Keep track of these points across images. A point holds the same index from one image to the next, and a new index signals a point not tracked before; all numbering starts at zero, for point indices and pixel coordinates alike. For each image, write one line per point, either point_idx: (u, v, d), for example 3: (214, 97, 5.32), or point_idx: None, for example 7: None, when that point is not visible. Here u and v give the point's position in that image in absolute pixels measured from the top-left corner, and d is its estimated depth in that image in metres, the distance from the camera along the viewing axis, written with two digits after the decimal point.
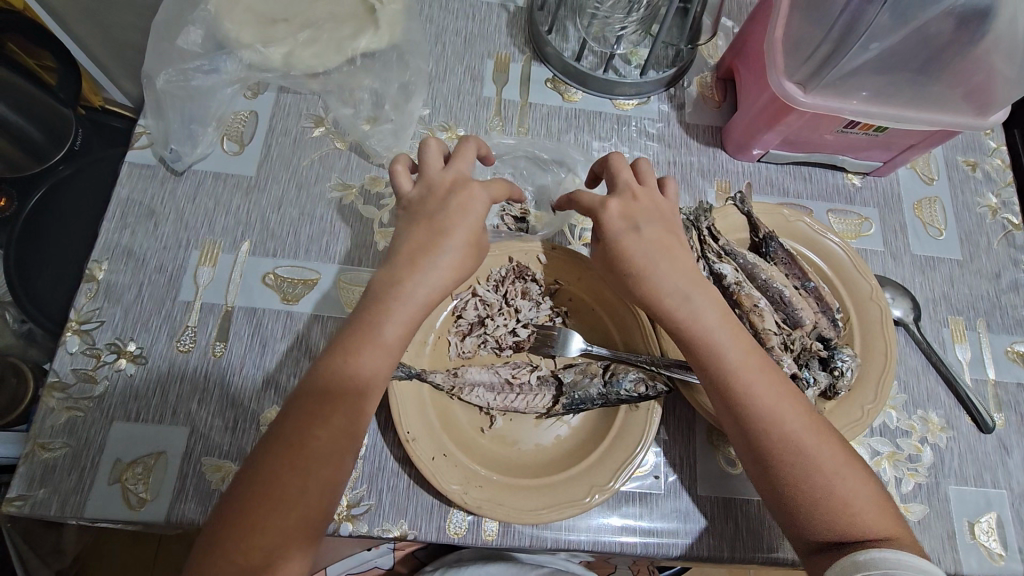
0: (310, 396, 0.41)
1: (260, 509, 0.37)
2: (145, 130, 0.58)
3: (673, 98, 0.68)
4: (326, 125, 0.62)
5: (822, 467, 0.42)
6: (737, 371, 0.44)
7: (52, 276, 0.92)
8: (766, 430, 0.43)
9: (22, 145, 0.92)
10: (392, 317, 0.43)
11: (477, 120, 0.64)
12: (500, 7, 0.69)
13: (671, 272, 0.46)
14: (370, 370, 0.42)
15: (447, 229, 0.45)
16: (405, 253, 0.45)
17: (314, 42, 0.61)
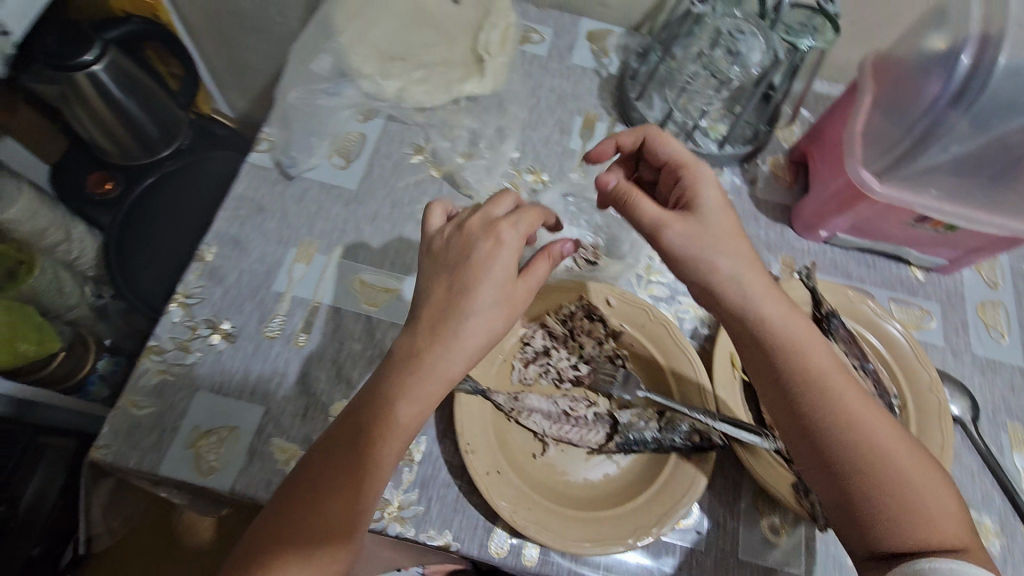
0: (333, 445, 0.43)
1: (277, 551, 0.39)
2: (267, 136, 0.65)
3: (746, 172, 0.72)
4: (425, 153, 0.67)
5: (906, 485, 0.41)
6: (815, 378, 0.44)
7: (143, 260, 1.03)
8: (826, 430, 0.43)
9: (139, 139, 1.05)
10: (411, 395, 0.43)
11: (562, 167, 0.69)
12: (594, 72, 0.76)
13: (739, 267, 0.47)
14: (387, 441, 0.42)
15: (474, 302, 0.45)
16: (432, 321, 0.45)
17: (426, 81, 0.69)
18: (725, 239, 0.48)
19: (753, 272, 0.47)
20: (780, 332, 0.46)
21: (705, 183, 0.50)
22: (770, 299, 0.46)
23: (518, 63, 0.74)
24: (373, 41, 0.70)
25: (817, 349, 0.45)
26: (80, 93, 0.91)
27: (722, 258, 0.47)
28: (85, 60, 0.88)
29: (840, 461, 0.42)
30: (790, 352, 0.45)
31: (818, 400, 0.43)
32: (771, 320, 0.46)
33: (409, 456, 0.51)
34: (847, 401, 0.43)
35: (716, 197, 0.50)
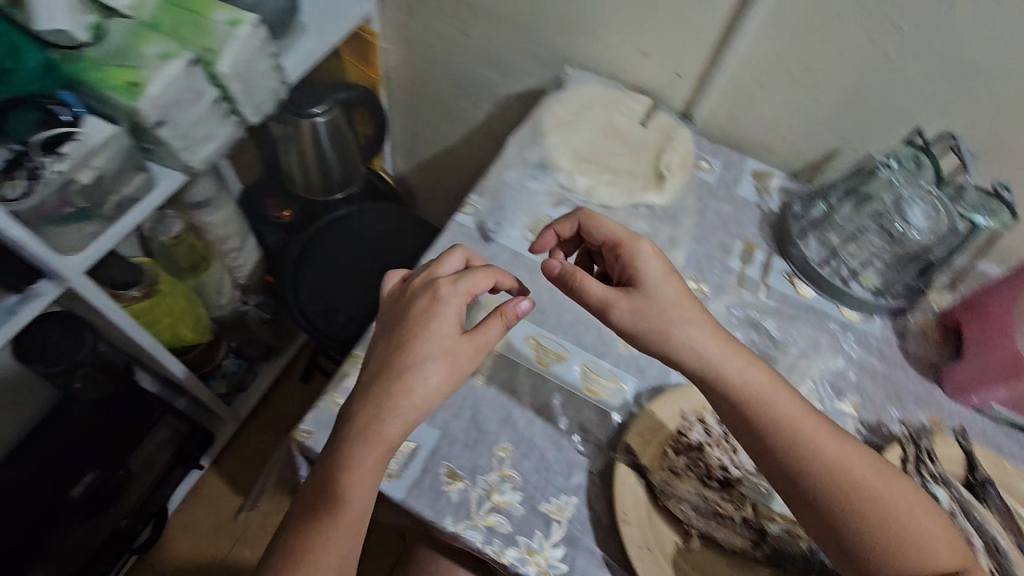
0: (323, 471, 0.52)
1: (317, 520, 0.50)
2: (474, 203, 0.75)
3: (896, 325, 0.74)
4: None
5: (898, 523, 0.48)
6: (802, 436, 0.50)
7: (321, 284, 1.12)
8: (806, 469, 0.49)
9: (324, 178, 1.22)
10: (394, 416, 0.52)
11: (721, 282, 0.75)
12: (756, 205, 0.83)
13: (699, 335, 0.53)
14: (361, 469, 0.51)
15: (417, 357, 0.54)
16: (385, 371, 0.54)
17: (612, 184, 0.79)
18: (673, 304, 0.55)
19: (711, 332, 0.54)
20: (756, 390, 0.52)
21: (644, 259, 0.57)
22: (731, 359, 0.53)
23: (691, 185, 0.82)
24: (572, 144, 0.82)
25: (794, 405, 0.52)
26: (299, 135, 1.10)
27: (684, 327, 0.54)
28: (314, 114, 1.05)
29: (835, 508, 0.48)
30: (773, 410, 0.51)
31: (810, 457, 0.49)
32: (740, 378, 0.52)
33: (560, 512, 0.55)
34: (836, 451, 0.50)
35: (658, 269, 0.57)
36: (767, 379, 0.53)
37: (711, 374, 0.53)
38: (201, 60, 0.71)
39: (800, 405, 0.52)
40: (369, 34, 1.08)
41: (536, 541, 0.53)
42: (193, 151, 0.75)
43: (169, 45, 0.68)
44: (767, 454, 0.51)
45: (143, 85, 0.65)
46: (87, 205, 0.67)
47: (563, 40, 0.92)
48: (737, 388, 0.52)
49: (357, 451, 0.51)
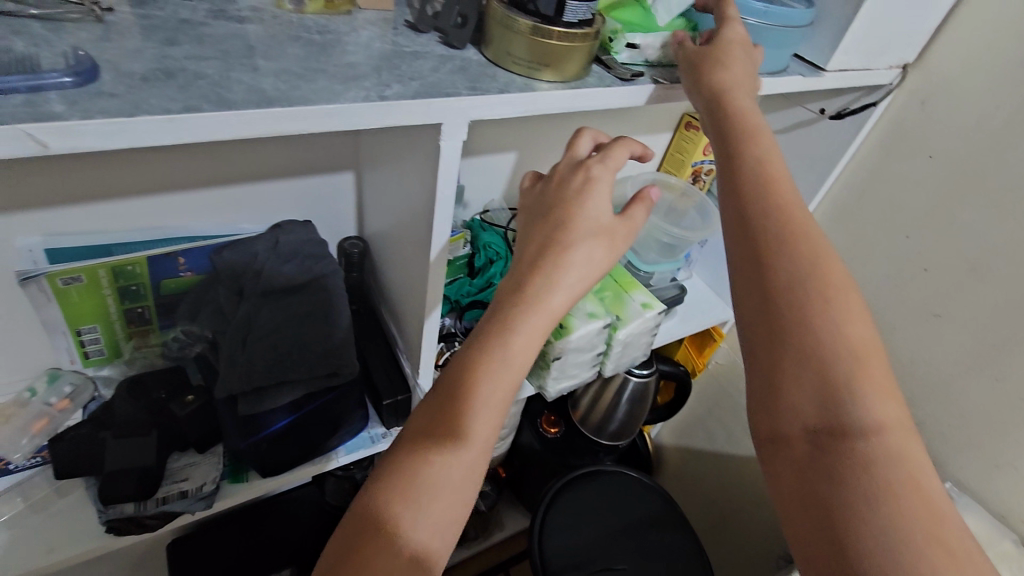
0: (472, 350, 0.44)
1: (461, 404, 0.43)
2: None
3: None
4: None
5: (819, 322, 0.42)
6: (762, 194, 0.47)
7: (567, 539, 0.98)
8: (770, 250, 0.45)
9: (597, 431, 1.21)
10: (556, 300, 0.46)
11: None
12: None
13: (735, 81, 0.53)
14: (528, 329, 0.45)
15: (575, 235, 0.48)
16: (556, 227, 0.48)
17: None
18: (733, 56, 0.54)
19: (746, 86, 0.53)
20: (739, 133, 0.51)
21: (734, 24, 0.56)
22: (752, 117, 0.52)
23: None
24: None
25: (768, 163, 0.49)
26: (609, 384, 1.12)
27: (726, 73, 0.53)
28: (634, 372, 1.07)
29: (766, 278, 0.44)
30: (740, 159, 0.50)
31: (756, 209, 0.47)
32: (741, 114, 0.52)
33: None
34: (794, 227, 0.46)
35: (737, 34, 0.55)
36: (771, 147, 0.50)
37: (723, 120, 0.52)
38: (611, 323, 0.82)
39: (778, 165, 0.49)
40: (718, 333, 1.13)
41: None
42: (555, 381, 0.84)
43: (598, 308, 0.82)
44: (730, 224, 0.48)
45: (568, 329, 0.78)
46: None
47: (944, 446, 0.81)
48: (739, 149, 0.50)
49: (528, 315, 0.45)
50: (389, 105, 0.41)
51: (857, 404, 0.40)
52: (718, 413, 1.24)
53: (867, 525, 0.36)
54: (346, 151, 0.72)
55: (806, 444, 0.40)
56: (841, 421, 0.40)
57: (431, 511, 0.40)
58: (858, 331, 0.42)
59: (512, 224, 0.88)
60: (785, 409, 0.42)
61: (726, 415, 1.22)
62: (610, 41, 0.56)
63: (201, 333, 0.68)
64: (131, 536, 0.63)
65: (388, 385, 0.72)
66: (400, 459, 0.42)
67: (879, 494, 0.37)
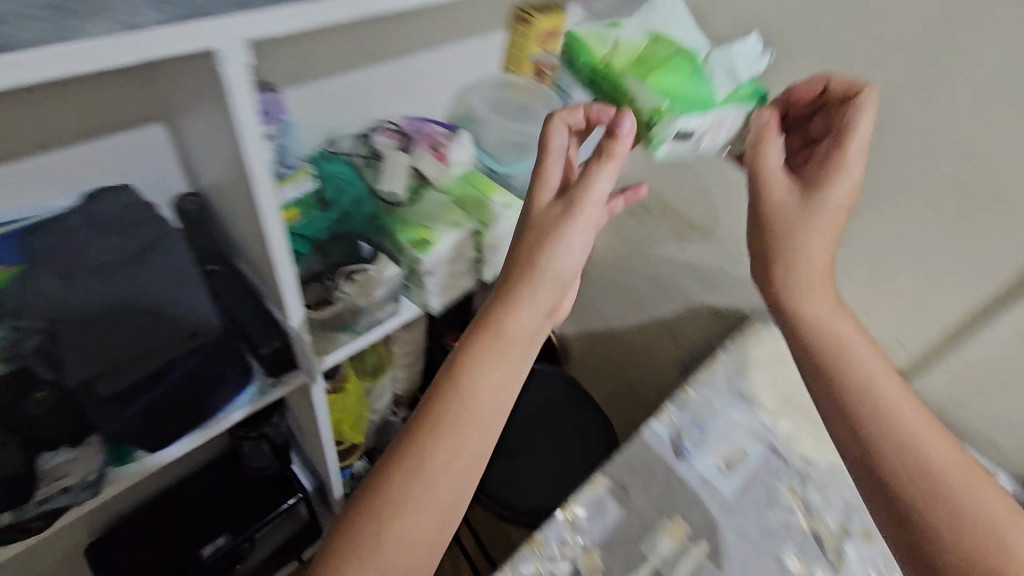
0: (441, 384, 0.57)
1: (433, 436, 0.55)
2: (670, 414, 0.76)
3: None
4: (799, 498, 0.71)
5: (917, 434, 0.55)
6: (816, 330, 0.62)
7: None
8: (863, 381, 0.59)
9: None
10: (507, 332, 0.59)
11: None
12: None
13: (784, 194, 0.62)
14: (488, 363, 0.58)
15: (518, 277, 0.60)
16: (526, 247, 0.60)
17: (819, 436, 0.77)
18: (826, 174, 0.62)
19: (820, 258, 0.62)
20: (778, 246, 0.62)
21: (837, 181, 0.61)
22: (820, 228, 0.61)
23: None
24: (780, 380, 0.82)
25: (812, 295, 0.63)
26: None
27: (788, 185, 0.63)
28: None
29: (863, 400, 0.57)
30: (790, 272, 0.63)
31: (812, 339, 0.62)
32: (794, 237, 0.62)
33: None
34: (865, 381, 0.58)
35: (860, 172, 0.61)
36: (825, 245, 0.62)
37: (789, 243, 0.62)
38: (475, 230, 0.85)
39: (820, 273, 0.62)
40: None
41: None
42: (434, 297, 0.86)
43: (459, 217, 0.84)
44: (813, 338, 0.62)
45: (432, 243, 0.80)
46: (350, 320, 0.80)
47: None
48: (801, 258, 0.62)
49: (481, 348, 0.58)
50: (136, 34, 0.38)
51: (958, 493, 0.52)
52: (601, 292, 1.35)
53: (941, 561, 0.49)
54: (151, 101, 0.66)
55: (910, 541, 0.51)
56: (960, 515, 0.51)
57: (404, 518, 0.53)
58: (912, 417, 0.56)
59: (359, 150, 0.88)
60: (924, 527, 0.51)
61: (608, 291, 1.33)
62: (653, 127, 0.59)
63: (29, 321, 0.59)
64: (17, 540, 0.63)
65: (260, 333, 0.72)
66: (385, 479, 0.55)
67: (981, 556, 0.49)
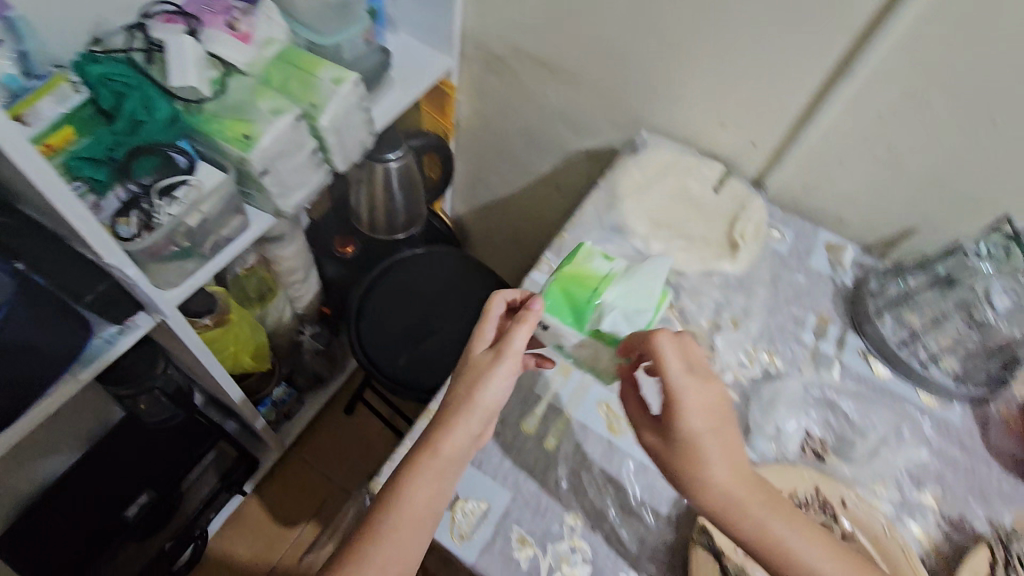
0: (387, 500, 0.52)
1: (369, 545, 0.50)
2: (548, 262, 0.77)
3: (977, 412, 0.71)
4: (674, 310, 0.75)
5: (764, 534, 0.50)
6: (685, 428, 0.52)
7: (376, 331, 1.03)
8: (704, 486, 0.51)
9: (389, 220, 1.25)
10: (450, 440, 0.53)
11: (793, 355, 0.73)
12: (829, 278, 0.82)
13: (682, 372, 0.52)
14: (426, 478, 0.52)
15: (457, 399, 0.55)
16: (459, 390, 0.56)
17: (687, 250, 0.81)
18: (704, 380, 0.53)
19: (733, 474, 0.52)
20: (684, 443, 0.52)
21: (713, 468, 0.51)
22: (693, 386, 0.53)
23: (764, 255, 0.83)
24: (648, 207, 0.84)
25: (682, 420, 0.52)
26: (375, 181, 1.14)
27: (692, 393, 0.52)
28: (391, 159, 1.10)
29: (710, 508, 0.51)
30: (688, 443, 0.52)
31: (673, 469, 0.53)
32: (684, 403, 0.52)
33: None
34: (715, 490, 0.51)
35: (703, 419, 0.52)
36: (703, 430, 0.52)
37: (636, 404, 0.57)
38: (305, 113, 0.76)
39: (710, 450, 0.52)
40: (449, 88, 1.15)
41: None
42: (283, 196, 0.79)
43: (282, 101, 0.74)
44: (668, 468, 0.53)
45: (256, 137, 0.70)
46: (188, 243, 0.71)
47: (638, 102, 0.93)
48: (674, 429, 0.53)
49: (423, 458, 0.53)
50: None
51: (805, 548, 0.50)
52: (481, 161, 1.30)
53: None
54: None
55: None
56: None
57: None
58: (766, 505, 0.51)
59: (134, 44, 0.72)
60: None
61: (487, 159, 1.29)
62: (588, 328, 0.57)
63: None
64: None
65: (74, 281, 0.63)
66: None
67: None
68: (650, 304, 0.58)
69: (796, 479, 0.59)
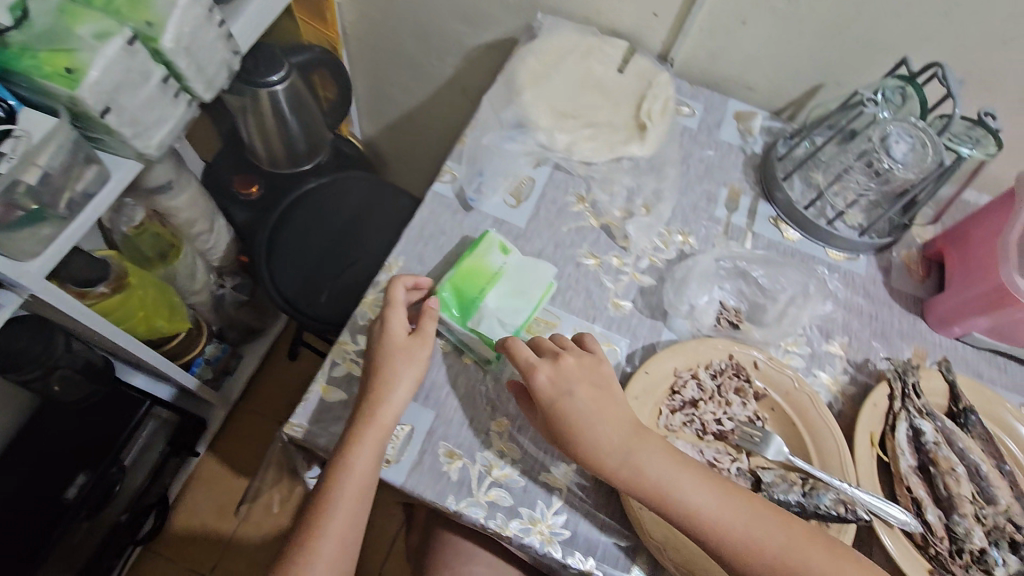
0: (332, 470, 0.52)
1: (326, 512, 0.51)
2: (451, 170, 0.73)
3: (880, 261, 0.74)
4: (586, 203, 0.73)
5: (666, 493, 0.50)
6: (557, 411, 0.53)
7: (290, 268, 0.98)
8: (596, 461, 0.51)
9: (289, 149, 1.16)
10: (383, 410, 0.53)
11: (707, 232, 0.73)
12: (739, 149, 0.81)
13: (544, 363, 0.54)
14: (366, 448, 0.51)
15: (384, 374, 0.54)
16: (382, 364, 0.54)
17: (594, 139, 0.76)
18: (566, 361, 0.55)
19: (618, 442, 0.52)
20: (563, 431, 0.52)
21: (593, 438, 0.51)
22: (549, 366, 0.54)
23: (673, 133, 0.80)
24: (550, 97, 0.79)
25: (556, 404, 0.53)
26: (262, 107, 1.03)
27: (548, 374, 0.54)
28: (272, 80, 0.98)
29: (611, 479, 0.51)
30: (569, 432, 0.52)
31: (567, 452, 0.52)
32: (550, 390, 0.53)
33: (560, 480, 0.55)
34: (607, 466, 0.51)
35: (580, 399, 0.53)
36: (578, 412, 0.52)
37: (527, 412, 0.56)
38: (141, 35, 0.65)
39: (590, 432, 0.52)
40: None
41: (538, 511, 0.54)
42: (139, 136, 0.70)
43: (107, 21, 0.62)
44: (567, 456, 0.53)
45: (81, 71, 0.59)
46: (37, 203, 0.63)
47: None
48: (554, 415, 0.53)
49: (362, 431, 0.52)
50: None
51: (706, 500, 0.50)
52: (380, 73, 1.20)
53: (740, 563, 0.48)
54: None
55: None
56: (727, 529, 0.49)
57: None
58: (661, 462, 0.51)
59: None
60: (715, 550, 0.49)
61: (386, 70, 1.19)
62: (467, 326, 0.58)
63: None
64: None
65: None
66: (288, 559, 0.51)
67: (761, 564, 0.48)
68: (528, 306, 0.60)
69: (714, 352, 0.61)
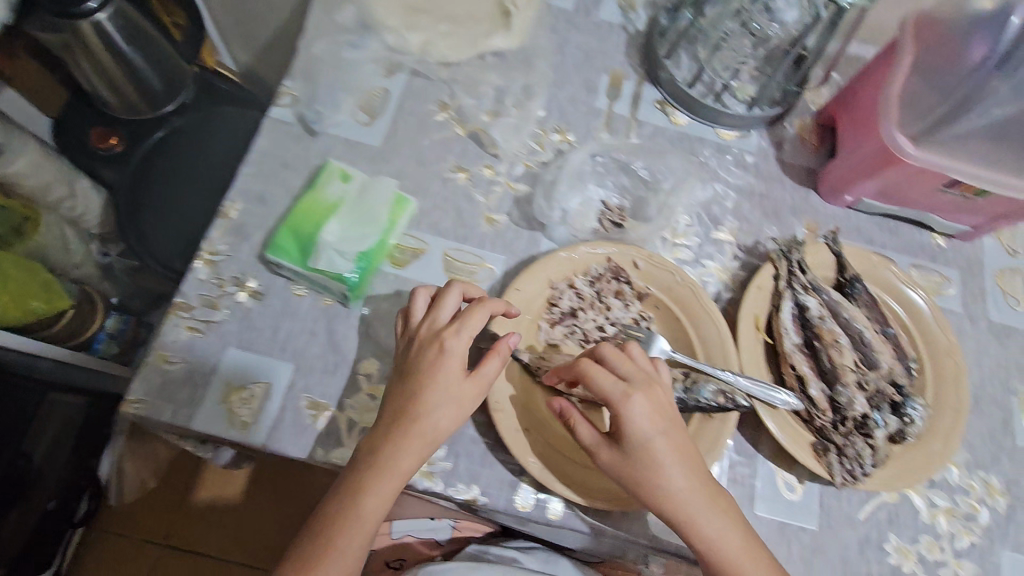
0: (335, 505, 0.45)
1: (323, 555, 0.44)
2: (289, 91, 0.63)
3: (772, 135, 0.70)
4: (449, 110, 0.65)
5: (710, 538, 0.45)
6: (637, 438, 0.45)
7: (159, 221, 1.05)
8: (661, 498, 0.45)
9: (142, 93, 1.01)
10: (410, 451, 0.46)
11: (586, 127, 0.67)
12: (619, 27, 0.73)
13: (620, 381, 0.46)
14: (378, 493, 0.45)
15: (423, 403, 0.47)
16: (422, 390, 0.47)
17: (451, 35, 0.67)
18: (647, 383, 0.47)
19: (688, 479, 0.46)
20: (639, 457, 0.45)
21: (670, 474, 0.45)
22: (650, 394, 0.46)
23: (543, 17, 0.71)
24: None
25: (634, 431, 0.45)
26: (91, 47, 0.88)
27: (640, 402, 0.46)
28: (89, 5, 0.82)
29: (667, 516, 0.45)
30: (641, 455, 0.45)
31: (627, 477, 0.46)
32: (634, 418, 0.45)
33: None
34: (669, 499, 0.45)
35: (667, 433, 0.46)
36: (663, 442, 0.46)
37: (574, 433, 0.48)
38: None
39: (667, 459, 0.45)
40: None
41: None
42: None
43: None
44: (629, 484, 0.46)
45: None
46: None
47: None
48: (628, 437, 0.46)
49: (384, 471, 0.45)
50: None
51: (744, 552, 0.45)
52: None
53: None
54: None
55: None
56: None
57: None
58: (715, 502, 0.46)
59: None
60: None
61: None
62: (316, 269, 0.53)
63: None
64: None
65: None
66: None
67: None
68: (374, 231, 0.55)
69: (589, 258, 0.57)
